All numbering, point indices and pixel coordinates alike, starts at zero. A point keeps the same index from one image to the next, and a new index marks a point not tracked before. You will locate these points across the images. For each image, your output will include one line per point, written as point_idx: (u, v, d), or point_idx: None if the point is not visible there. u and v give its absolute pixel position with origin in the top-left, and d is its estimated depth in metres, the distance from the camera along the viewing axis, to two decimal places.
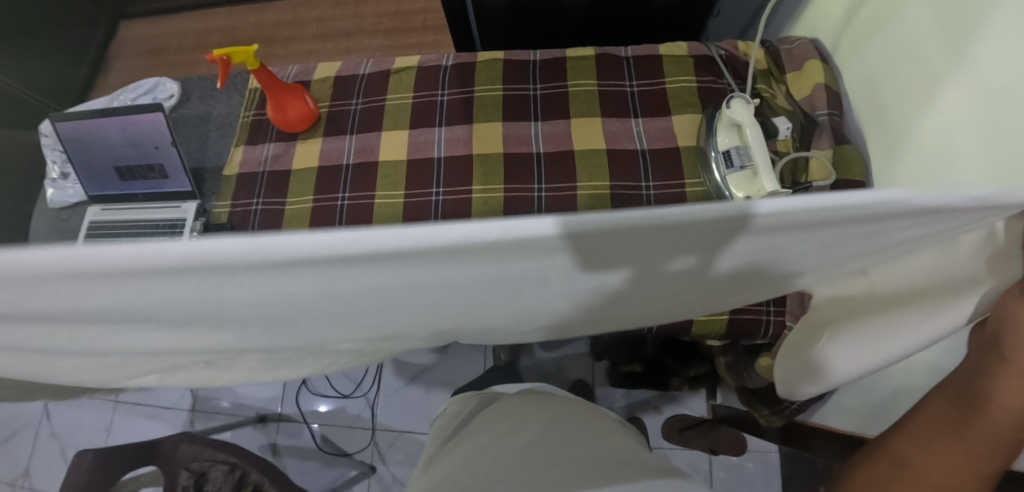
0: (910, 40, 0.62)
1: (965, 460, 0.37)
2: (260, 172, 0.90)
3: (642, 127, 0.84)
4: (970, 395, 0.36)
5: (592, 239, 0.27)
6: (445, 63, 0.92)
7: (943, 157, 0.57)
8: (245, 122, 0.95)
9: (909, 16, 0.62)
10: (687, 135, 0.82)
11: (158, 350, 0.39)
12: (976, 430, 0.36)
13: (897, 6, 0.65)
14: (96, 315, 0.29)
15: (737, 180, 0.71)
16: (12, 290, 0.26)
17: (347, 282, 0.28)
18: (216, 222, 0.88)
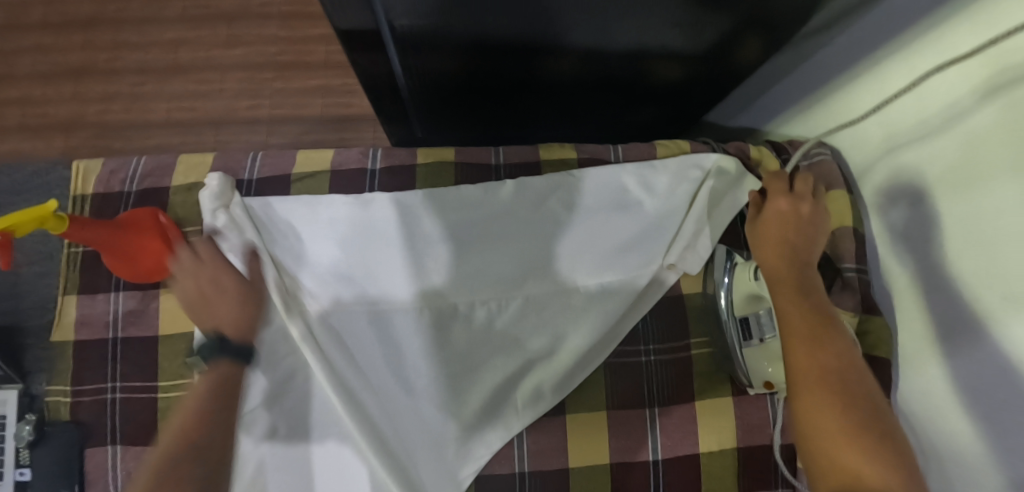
0: (983, 221, 0.51)
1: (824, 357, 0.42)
2: (111, 338, 0.63)
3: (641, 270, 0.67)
4: (793, 312, 0.46)
5: (527, 192, 0.66)
6: (372, 165, 0.67)
7: (1000, 395, 0.49)
8: (75, 256, 0.64)
9: (986, 195, 0.51)
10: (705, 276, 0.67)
11: (272, 234, 0.65)
12: (803, 326, 0.45)
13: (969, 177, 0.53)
14: (263, 214, 0.65)
15: (757, 357, 0.60)
16: (261, 213, 0.65)
17: (392, 254, 0.65)
18: (55, 419, 0.62)
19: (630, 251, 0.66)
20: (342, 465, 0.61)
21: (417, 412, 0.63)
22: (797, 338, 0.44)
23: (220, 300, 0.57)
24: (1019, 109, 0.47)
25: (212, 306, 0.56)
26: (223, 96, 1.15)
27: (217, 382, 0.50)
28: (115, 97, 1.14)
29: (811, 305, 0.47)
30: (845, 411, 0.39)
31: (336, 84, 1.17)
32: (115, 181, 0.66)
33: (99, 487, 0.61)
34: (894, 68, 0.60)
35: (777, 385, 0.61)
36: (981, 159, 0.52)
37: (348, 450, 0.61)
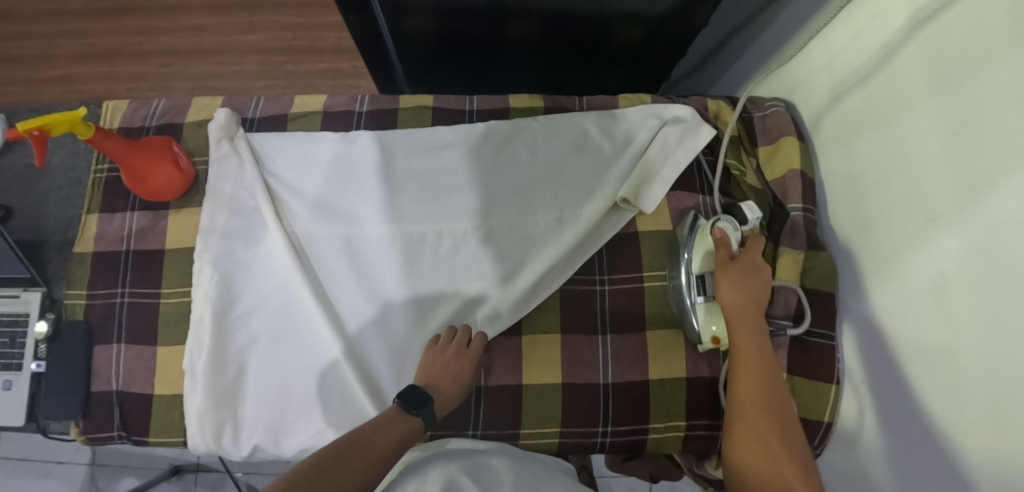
0: (908, 149, 0.55)
1: (762, 385, 0.56)
2: (123, 250, 0.71)
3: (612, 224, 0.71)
4: (745, 342, 0.59)
5: (495, 134, 0.72)
6: (358, 108, 0.75)
7: (928, 310, 0.52)
8: (98, 180, 0.74)
9: (907, 126, 0.55)
10: (659, 217, 0.72)
11: (264, 165, 0.72)
12: (752, 355, 0.58)
13: (895, 111, 0.57)
14: (257, 147, 0.73)
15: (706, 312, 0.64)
16: (254, 147, 0.73)
17: (368, 185, 0.70)
18: (71, 318, 0.70)
19: (587, 190, 0.70)
20: (313, 374, 0.66)
21: (385, 328, 0.68)
22: (743, 371, 0.58)
23: (453, 375, 0.62)
24: (941, 39, 0.51)
25: (441, 375, 0.62)
26: (241, 75, 1.26)
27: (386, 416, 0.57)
28: (145, 76, 1.27)
29: (761, 334, 0.59)
30: (774, 433, 0.53)
31: (343, 67, 1.27)
32: (136, 118, 0.76)
33: (103, 380, 0.68)
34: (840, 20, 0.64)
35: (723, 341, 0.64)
36: (908, 89, 0.55)
37: (316, 355, 0.66)
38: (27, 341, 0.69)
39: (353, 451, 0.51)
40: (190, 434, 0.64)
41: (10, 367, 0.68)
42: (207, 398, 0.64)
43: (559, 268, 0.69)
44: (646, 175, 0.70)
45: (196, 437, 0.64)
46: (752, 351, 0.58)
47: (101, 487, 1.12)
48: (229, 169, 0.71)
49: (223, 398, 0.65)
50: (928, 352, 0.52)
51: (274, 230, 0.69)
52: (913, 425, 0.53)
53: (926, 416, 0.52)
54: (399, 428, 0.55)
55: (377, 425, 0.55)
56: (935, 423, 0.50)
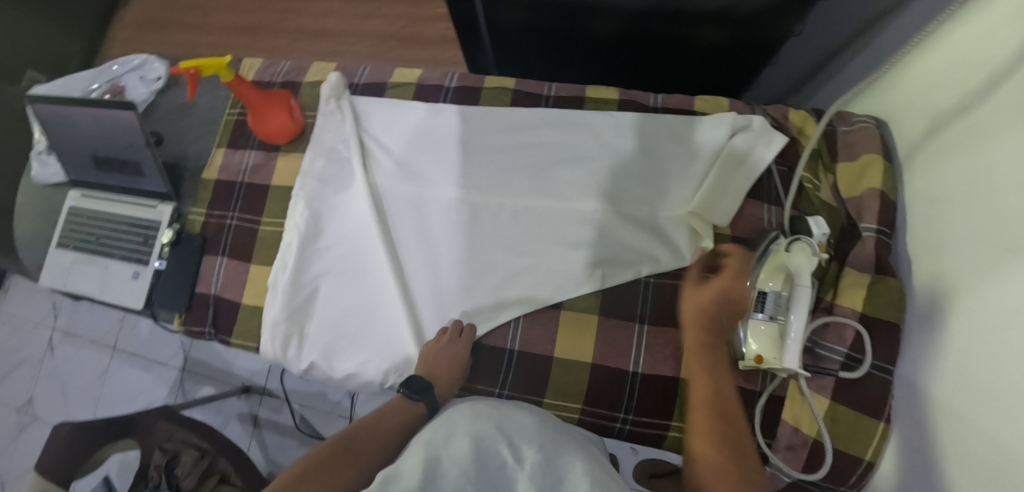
0: (998, 174, 0.51)
1: (716, 417, 0.60)
2: (238, 182, 0.84)
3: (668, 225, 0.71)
4: (699, 397, 0.61)
5: (567, 121, 0.76)
6: (447, 84, 0.82)
7: (996, 350, 0.48)
8: (229, 121, 0.88)
9: (999, 151, 0.51)
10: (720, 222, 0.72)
11: (360, 123, 0.82)
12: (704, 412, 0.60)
13: (989, 134, 0.53)
14: (357, 108, 0.82)
15: (756, 329, 0.64)
16: (355, 107, 0.82)
17: (447, 151, 0.78)
18: (190, 231, 0.84)
19: (650, 189, 0.72)
20: (369, 312, 0.74)
21: (438, 282, 0.74)
22: (695, 424, 0.60)
23: (449, 360, 0.67)
24: None
25: (439, 361, 0.67)
26: (354, 55, 1.42)
27: (389, 407, 0.63)
28: (276, 49, 1.47)
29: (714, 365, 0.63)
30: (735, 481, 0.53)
31: (443, 56, 1.38)
32: (266, 74, 0.89)
33: (206, 284, 0.81)
34: (951, 34, 0.60)
35: (766, 363, 0.63)
36: (1013, 113, 0.51)
37: (376, 294, 0.74)
38: (155, 243, 0.84)
39: (357, 441, 0.58)
40: (264, 342, 0.75)
41: (140, 261, 0.83)
42: (283, 315, 0.74)
43: (612, 262, 0.71)
44: (713, 186, 0.70)
45: (268, 345, 0.75)
46: (703, 384, 0.62)
47: (186, 389, 1.31)
48: (332, 123, 0.81)
49: (295, 317, 0.75)
50: (988, 391, 0.48)
51: (359, 181, 0.78)
52: (962, 469, 0.49)
53: (969, 458, 0.48)
54: (400, 420, 0.61)
55: (383, 413, 0.62)
56: (984, 469, 0.46)
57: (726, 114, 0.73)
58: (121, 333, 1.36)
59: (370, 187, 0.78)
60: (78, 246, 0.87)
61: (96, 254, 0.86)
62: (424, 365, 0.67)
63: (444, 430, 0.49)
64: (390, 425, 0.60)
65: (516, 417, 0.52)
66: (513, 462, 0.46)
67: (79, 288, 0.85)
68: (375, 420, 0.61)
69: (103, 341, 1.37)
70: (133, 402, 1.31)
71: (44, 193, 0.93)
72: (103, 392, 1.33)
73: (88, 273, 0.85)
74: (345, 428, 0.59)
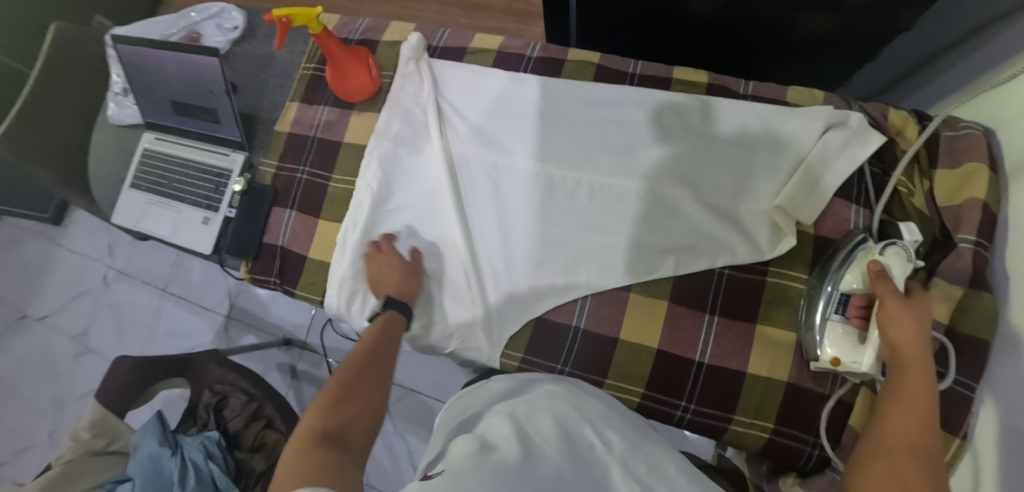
0: None
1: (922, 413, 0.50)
2: (311, 137, 0.85)
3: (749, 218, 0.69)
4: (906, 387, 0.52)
5: (654, 103, 0.74)
6: (529, 53, 0.81)
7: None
8: (304, 75, 0.88)
9: None
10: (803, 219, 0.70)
11: (437, 87, 0.81)
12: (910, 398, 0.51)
13: None
14: (436, 71, 0.81)
15: (834, 328, 0.62)
16: (434, 70, 0.81)
17: (526, 122, 0.77)
18: (260, 182, 0.85)
19: (734, 179, 0.70)
20: (438, 277, 0.75)
21: (508, 253, 0.74)
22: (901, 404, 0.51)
23: (389, 268, 0.72)
24: None
25: (388, 274, 0.71)
26: (418, 21, 1.40)
27: (381, 331, 0.64)
28: (340, 9, 1.46)
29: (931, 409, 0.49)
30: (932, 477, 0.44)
31: (508, 27, 1.35)
32: (344, 30, 0.89)
33: (274, 235, 0.82)
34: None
35: (844, 365, 0.61)
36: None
37: (444, 260, 0.75)
38: (226, 191, 0.85)
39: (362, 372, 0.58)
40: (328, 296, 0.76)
41: (210, 208, 0.85)
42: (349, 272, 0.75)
43: (688, 250, 0.70)
44: (802, 183, 0.68)
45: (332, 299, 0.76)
46: (905, 418, 0.50)
47: (231, 336, 1.34)
48: (410, 85, 0.81)
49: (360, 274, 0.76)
50: None
51: (436, 145, 0.77)
52: None
53: None
54: (395, 342, 0.64)
55: (375, 342, 0.62)
56: None
57: (823, 109, 0.70)
58: (173, 276, 1.40)
59: (446, 153, 0.77)
60: (152, 188, 0.89)
61: (168, 197, 0.88)
62: (387, 284, 0.71)
63: (523, 411, 0.53)
64: (385, 353, 0.62)
65: (585, 407, 0.55)
66: (601, 445, 0.49)
67: (151, 229, 0.88)
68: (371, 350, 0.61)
69: (156, 282, 1.41)
70: (180, 343, 1.36)
71: (120, 133, 0.96)
72: (152, 331, 1.38)
73: (160, 215, 0.88)
74: (353, 360, 0.59)
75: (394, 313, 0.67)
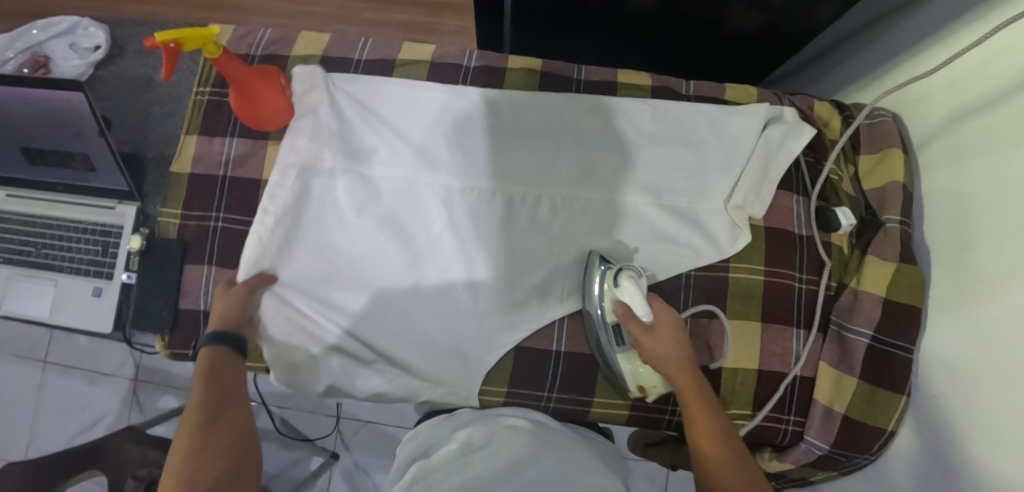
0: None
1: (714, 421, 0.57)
2: (221, 176, 0.72)
3: (706, 218, 0.71)
4: (695, 413, 0.58)
5: (604, 110, 0.73)
6: (466, 63, 0.75)
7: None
8: (199, 102, 0.74)
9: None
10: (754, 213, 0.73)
11: (366, 106, 0.71)
12: (698, 409, 0.58)
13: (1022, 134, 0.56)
14: (363, 89, 0.72)
15: (628, 360, 0.65)
16: (360, 86, 0.72)
17: (475, 137, 0.71)
18: (163, 236, 0.71)
19: (688, 181, 0.72)
20: (401, 322, 0.68)
21: (475, 280, 0.68)
22: (696, 429, 0.57)
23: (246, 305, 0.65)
24: None
25: (227, 312, 0.64)
26: (315, 18, 1.25)
27: (210, 368, 0.58)
28: (218, 7, 1.25)
29: (719, 432, 0.56)
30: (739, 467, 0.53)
31: (417, 22, 1.25)
32: (242, 44, 0.76)
33: (192, 299, 0.70)
34: (973, 30, 0.62)
35: (647, 390, 0.65)
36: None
37: (404, 299, 0.68)
38: (118, 252, 0.71)
39: (217, 417, 0.54)
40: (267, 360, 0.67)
41: (99, 275, 0.71)
42: (295, 332, 0.67)
43: (653, 256, 0.70)
44: (750, 178, 0.71)
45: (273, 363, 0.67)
46: (711, 445, 0.55)
47: (142, 400, 1.15)
48: (337, 107, 0.71)
49: (311, 329, 0.67)
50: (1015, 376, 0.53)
51: (376, 173, 0.70)
52: (984, 443, 0.55)
53: (989, 433, 0.55)
54: (228, 367, 0.60)
55: (212, 378, 0.57)
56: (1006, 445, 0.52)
57: (760, 105, 0.73)
58: (52, 343, 1.16)
59: (390, 181, 0.69)
60: (14, 258, 0.72)
61: (40, 267, 0.72)
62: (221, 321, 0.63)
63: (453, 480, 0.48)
64: (225, 383, 0.57)
65: (551, 451, 0.53)
66: None
67: (19, 309, 0.71)
68: (202, 394, 0.55)
69: (28, 353, 1.16)
70: (78, 419, 1.14)
71: None
72: (36, 412, 1.15)
73: (31, 290, 0.71)
74: (191, 402, 0.54)
75: (213, 344, 0.60)
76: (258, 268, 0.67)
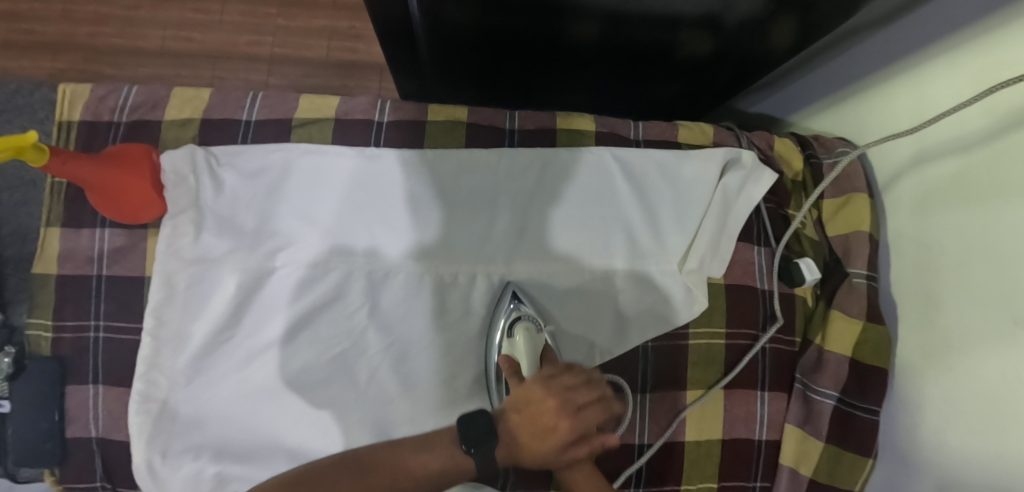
0: (992, 240, 0.50)
1: None
2: (95, 275, 0.61)
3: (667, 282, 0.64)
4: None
5: (540, 162, 0.63)
6: (379, 118, 0.63)
7: (998, 418, 0.49)
8: (58, 186, 0.62)
9: (992, 215, 0.50)
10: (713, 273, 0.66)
11: (262, 180, 0.61)
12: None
13: (982, 191, 0.51)
14: (257, 160, 0.61)
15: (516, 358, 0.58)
16: (253, 158, 0.61)
17: (395, 210, 0.61)
18: (37, 352, 0.60)
19: (639, 242, 0.65)
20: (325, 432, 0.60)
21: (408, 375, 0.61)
22: None
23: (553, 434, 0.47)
24: None
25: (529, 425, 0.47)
26: (222, 28, 1.05)
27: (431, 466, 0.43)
28: (108, 20, 1.03)
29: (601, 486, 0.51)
30: None
31: (339, 28, 1.06)
32: (103, 109, 0.62)
33: (80, 424, 0.60)
34: (934, 66, 0.55)
35: None
36: (1014, 175, 0.47)
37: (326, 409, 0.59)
38: None
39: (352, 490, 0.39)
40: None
41: None
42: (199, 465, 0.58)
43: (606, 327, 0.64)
44: (704, 234, 0.65)
45: None
46: None
47: None
48: (229, 187, 0.60)
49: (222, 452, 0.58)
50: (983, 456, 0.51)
51: (281, 263, 0.60)
52: None
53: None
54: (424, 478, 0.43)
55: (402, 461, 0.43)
56: None
57: (714, 149, 0.65)
58: None
59: (296, 274, 0.60)
60: None
61: None
62: (542, 444, 0.47)
63: None
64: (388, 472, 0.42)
65: None
66: None
67: None
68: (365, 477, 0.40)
69: None
70: None
71: None
72: None
73: None
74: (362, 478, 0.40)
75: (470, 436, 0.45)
76: (151, 386, 0.58)
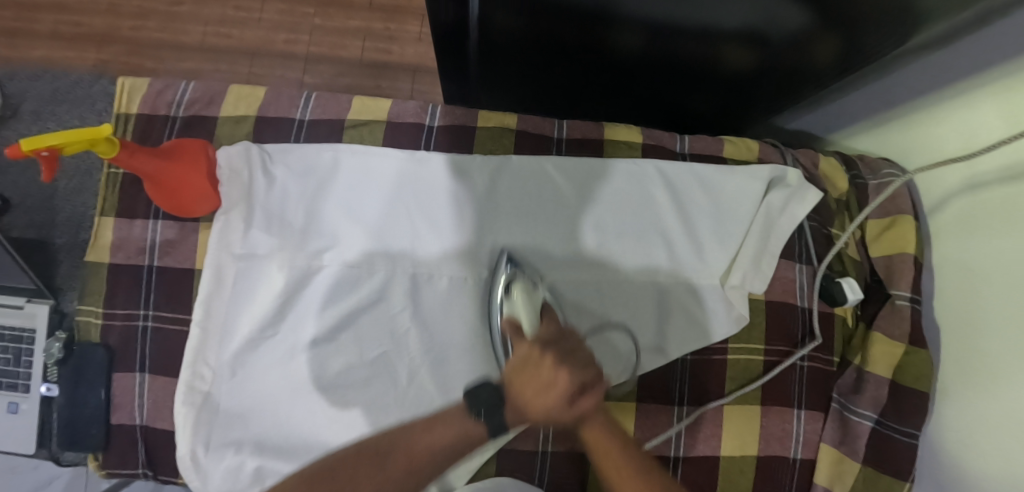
0: None
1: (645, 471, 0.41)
2: (146, 266, 0.62)
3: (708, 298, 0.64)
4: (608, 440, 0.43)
5: (584, 171, 0.64)
6: (430, 122, 0.64)
7: None
8: (114, 177, 0.63)
9: None
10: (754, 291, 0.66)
11: (311, 178, 0.62)
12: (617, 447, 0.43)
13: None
14: (308, 158, 0.62)
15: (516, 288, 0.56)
16: (304, 156, 0.62)
17: (440, 212, 0.62)
18: (85, 339, 0.61)
19: (681, 255, 0.65)
20: None
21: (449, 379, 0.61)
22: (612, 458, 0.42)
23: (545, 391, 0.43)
24: None
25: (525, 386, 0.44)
26: (260, 26, 1.06)
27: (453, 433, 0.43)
28: (151, 14, 1.05)
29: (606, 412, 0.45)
30: None
31: (375, 29, 1.07)
32: (161, 104, 0.64)
33: (125, 412, 0.61)
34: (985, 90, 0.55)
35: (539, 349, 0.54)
36: None
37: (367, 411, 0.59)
38: (35, 361, 0.61)
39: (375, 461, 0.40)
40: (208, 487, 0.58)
41: (15, 389, 0.61)
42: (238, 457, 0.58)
43: (647, 339, 0.64)
44: (746, 250, 0.65)
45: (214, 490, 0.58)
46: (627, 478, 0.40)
47: None
48: (280, 183, 0.61)
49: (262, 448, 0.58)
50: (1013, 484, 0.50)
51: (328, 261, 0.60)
52: None
53: None
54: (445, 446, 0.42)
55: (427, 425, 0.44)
56: None
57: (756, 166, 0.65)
58: None
59: (341, 272, 0.60)
60: None
61: None
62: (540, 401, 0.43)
63: None
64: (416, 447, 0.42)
65: None
66: None
67: None
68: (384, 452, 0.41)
69: None
70: None
71: None
72: None
73: None
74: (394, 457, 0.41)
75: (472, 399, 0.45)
76: (195, 379, 0.59)
